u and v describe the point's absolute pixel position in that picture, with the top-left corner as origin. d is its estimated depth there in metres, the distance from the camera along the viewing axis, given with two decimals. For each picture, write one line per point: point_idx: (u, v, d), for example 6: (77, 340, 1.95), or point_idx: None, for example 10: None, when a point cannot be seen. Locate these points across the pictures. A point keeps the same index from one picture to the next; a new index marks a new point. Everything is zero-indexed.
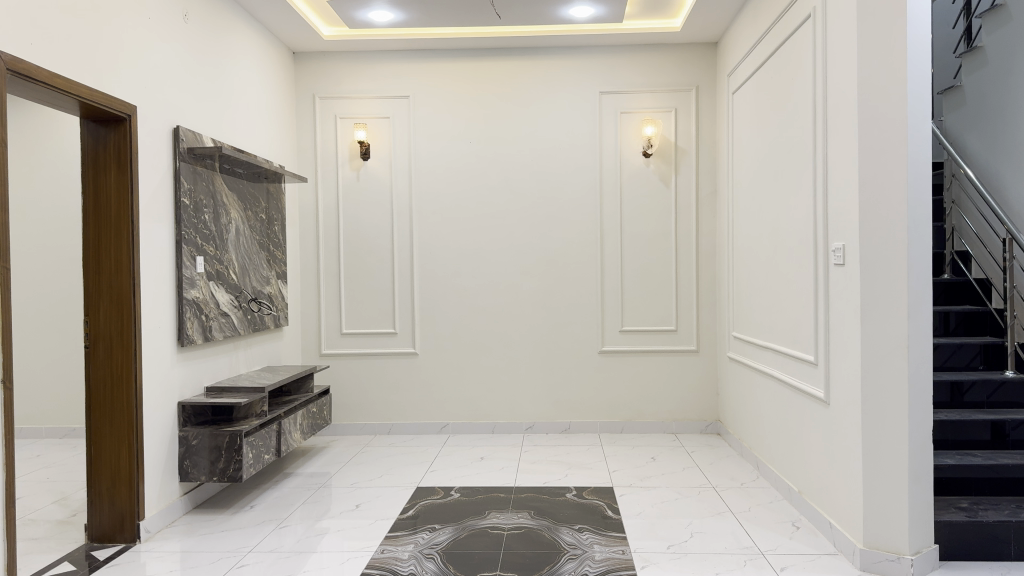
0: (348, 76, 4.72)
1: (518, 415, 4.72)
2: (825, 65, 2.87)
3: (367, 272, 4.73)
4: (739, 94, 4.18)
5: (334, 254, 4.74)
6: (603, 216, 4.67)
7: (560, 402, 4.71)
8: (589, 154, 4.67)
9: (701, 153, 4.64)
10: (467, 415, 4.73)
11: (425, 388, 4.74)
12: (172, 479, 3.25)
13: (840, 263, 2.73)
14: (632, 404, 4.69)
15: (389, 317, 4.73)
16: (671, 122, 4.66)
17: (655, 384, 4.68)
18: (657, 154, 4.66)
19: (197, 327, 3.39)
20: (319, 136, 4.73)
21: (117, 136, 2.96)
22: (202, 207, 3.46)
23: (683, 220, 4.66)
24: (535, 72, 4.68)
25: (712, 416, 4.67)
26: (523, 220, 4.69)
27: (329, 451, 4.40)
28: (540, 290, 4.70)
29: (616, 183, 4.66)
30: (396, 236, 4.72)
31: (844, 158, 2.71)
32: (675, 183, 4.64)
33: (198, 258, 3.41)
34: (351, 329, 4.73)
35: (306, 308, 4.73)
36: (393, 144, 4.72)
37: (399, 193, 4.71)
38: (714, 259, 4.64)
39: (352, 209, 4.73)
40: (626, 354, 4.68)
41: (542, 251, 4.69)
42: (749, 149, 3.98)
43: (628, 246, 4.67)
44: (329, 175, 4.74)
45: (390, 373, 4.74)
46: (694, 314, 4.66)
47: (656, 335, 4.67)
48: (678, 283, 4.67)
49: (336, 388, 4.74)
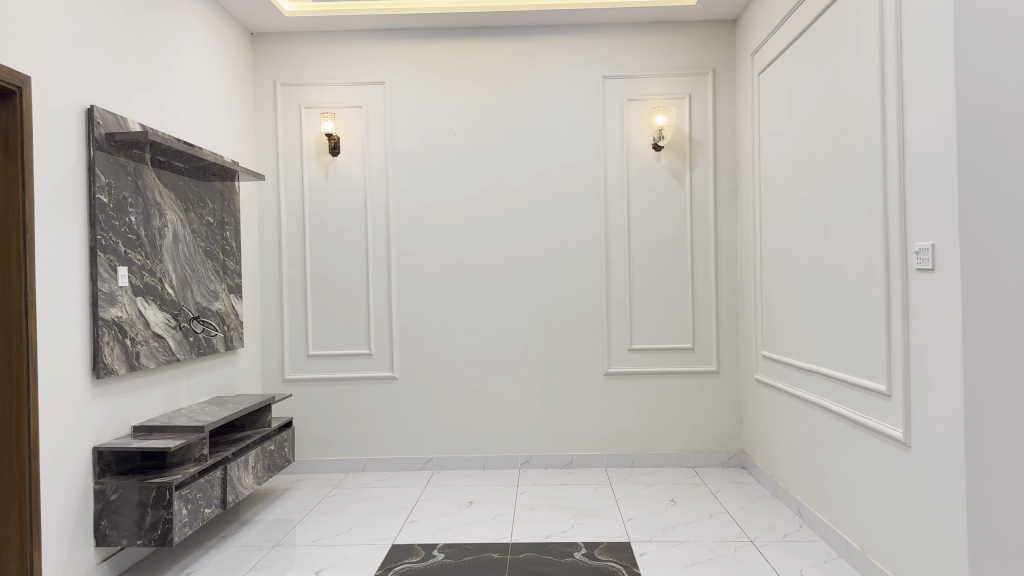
0: (314, 60, 4.12)
1: (513, 449, 4.10)
2: (898, 20, 2.29)
3: (337, 286, 4.11)
4: (766, 76, 3.60)
5: (299, 264, 4.11)
6: (608, 218, 4.08)
7: (561, 432, 4.10)
8: (591, 148, 4.08)
9: (719, 146, 4.06)
10: (454, 448, 4.11)
11: (407, 418, 4.11)
12: (84, 545, 2.61)
13: (931, 268, 2.14)
14: (644, 434, 4.08)
15: (363, 336, 4.11)
16: (685, 110, 4.07)
17: (670, 411, 4.08)
18: (669, 148, 4.07)
19: (118, 353, 2.75)
20: (281, 128, 4.11)
21: (5, 114, 2.31)
22: (126, 206, 2.82)
23: (700, 222, 4.06)
24: (528, 55, 4.09)
25: (736, 447, 4.07)
26: (516, 224, 4.09)
27: (292, 495, 3.76)
28: (537, 304, 4.09)
29: (623, 180, 4.07)
30: (371, 242, 4.10)
31: (934, 135, 2.12)
32: (690, 180, 4.06)
33: (120, 268, 2.76)
34: (320, 349, 4.10)
35: (266, 327, 4.10)
36: (367, 138, 4.11)
37: (373, 193, 4.10)
38: (736, 268, 4.05)
39: (320, 212, 4.11)
40: (636, 376, 4.07)
41: (540, 259, 4.09)
42: (781, 139, 3.39)
43: (637, 253, 4.08)
44: (293, 174, 4.12)
45: (365, 401, 4.10)
46: (713, 330, 4.06)
47: (671, 354, 4.07)
48: (695, 294, 4.07)
49: (301, 418, 4.10)
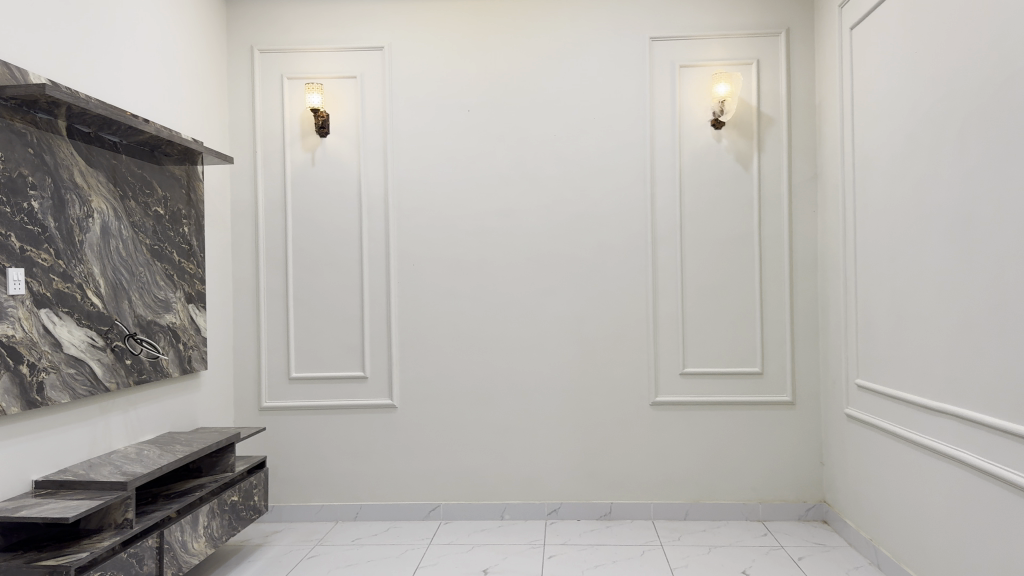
0: (300, 21, 3.40)
1: (538, 495, 3.35)
2: None
3: (326, 295, 3.38)
4: (864, 30, 2.84)
5: (280, 267, 3.38)
6: (656, 213, 3.33)
7: (599, 475, 3.34)
8: (635, 127, 3.33)
9: (794, 124, 3.30)
10: (466, 493, 3.36)
11: (409, 456, 3.37)
12: None
13: None
14: (702, 478, 3.31)
15: (356, 356, 3.37)
16: (752, 80, 3.30)
17: (733, 451, 3.31)
18: (732, 125, 3.31)
19: (9, 387, 2.02)
20: (259, 104, 3.39)
21: None
22: (24, 186, 2.10)
23: (771, 218, 3.30)
24: (559, 14, 3.35)
25: (815, 496, 3.29)
26: (543, 219, 3.35)
27: (264, 553, 3.03)
28: (569, 317, 3.34)
29: (675, 166, 3.31)
30: (367, 241, 3.37)
31: None
32: (758, 166, 3.29)
33: (12, 271, 2.03)
34: (304, 372, 3.37)
35: (240, 344, 3.38)
36: (362, 114, 3.38)
37: (369, 181, 3.38)
38: (815, 275, 3.28)
39: (305, 205, 3.39)
40: (692, 408, 3.31)
41: (573, 262, 3.34)
42: (891, 108, 2.62)
43: (693, 256, 3.32)
44: (272, 158, 3.40)
45: (358, 435, 3.37)
46: (787, 351, 3.29)
47: (733, 381, 3.30)
48: (764, 306, 3.30)
49: (281, 455, 3.37)
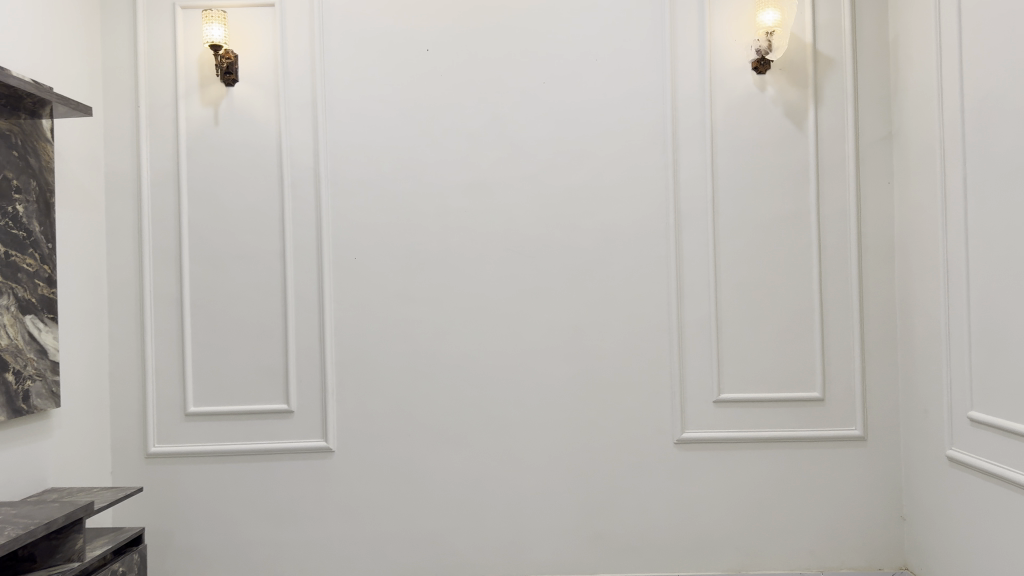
0: None
1: (527, 566, 2.49)
2: None
3: (236, 301, 2.50)
4: None
5: (172, 265, 2.50)
6: (680, 187, 2.49)
7: (608, 538, 2.49)
8: (650, 73, 2.49)
9: (860, 67, 2.48)
10: (430, 566, 2.50)
11: (351, 516, 2.50)
12: None
13: None
14: (745, 540, 2.48)
15: (277, 383, 2.49)
16: (805, 8, 2.48)
17: (786, 502, 2.48)
18: (780, 69, 2.48)
19: None
20: (143, 42, 2.50)
21: None
22: None
23: (831, 192, 2.48)
24: None
25: (897, 562, 2.46)
26: (528, 197, 2.50)
27: None
28: (564, 329, 2.49)
29: (703, 124, 2.48)
30: (291, 228, 2.50)
31: None
32: (815, 122, 2.47)
33: None
34: (205, 405, 2.49)
35: (120, 369, 2.49)
36: (283, 55, 2.51)
37: (293, 146, 2.51)
38: (890, 267, 2.47)
39: (206, 179, 2.50)
40: (730, 447, 2.48)
41: (569, 255, 2.50)
42: None
43: (729, 244, 2.48)
44: (161, 117, 2.51)
45: (281, 489, 2.49)
46: (855, 370, 2.47)
47: (785, 411, 2.47)
48: (824, 309, 2.47)
49: (177, 520, 2.48)
